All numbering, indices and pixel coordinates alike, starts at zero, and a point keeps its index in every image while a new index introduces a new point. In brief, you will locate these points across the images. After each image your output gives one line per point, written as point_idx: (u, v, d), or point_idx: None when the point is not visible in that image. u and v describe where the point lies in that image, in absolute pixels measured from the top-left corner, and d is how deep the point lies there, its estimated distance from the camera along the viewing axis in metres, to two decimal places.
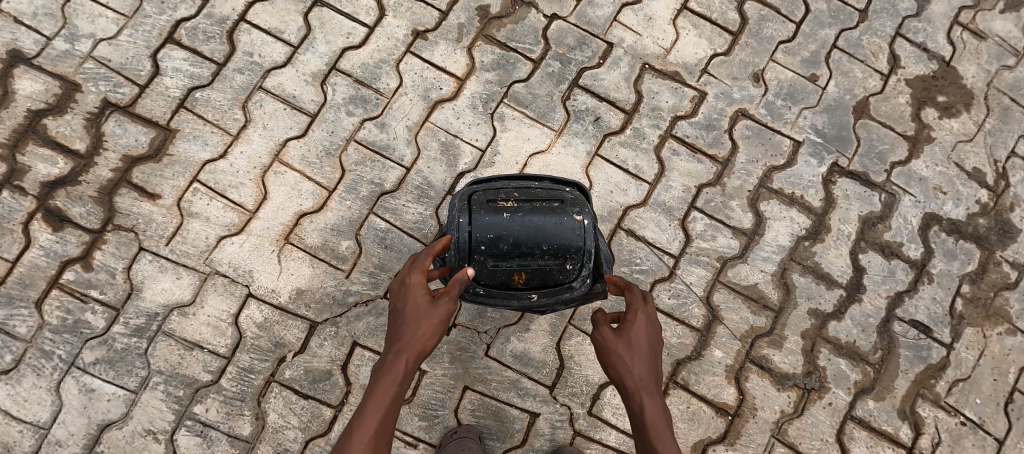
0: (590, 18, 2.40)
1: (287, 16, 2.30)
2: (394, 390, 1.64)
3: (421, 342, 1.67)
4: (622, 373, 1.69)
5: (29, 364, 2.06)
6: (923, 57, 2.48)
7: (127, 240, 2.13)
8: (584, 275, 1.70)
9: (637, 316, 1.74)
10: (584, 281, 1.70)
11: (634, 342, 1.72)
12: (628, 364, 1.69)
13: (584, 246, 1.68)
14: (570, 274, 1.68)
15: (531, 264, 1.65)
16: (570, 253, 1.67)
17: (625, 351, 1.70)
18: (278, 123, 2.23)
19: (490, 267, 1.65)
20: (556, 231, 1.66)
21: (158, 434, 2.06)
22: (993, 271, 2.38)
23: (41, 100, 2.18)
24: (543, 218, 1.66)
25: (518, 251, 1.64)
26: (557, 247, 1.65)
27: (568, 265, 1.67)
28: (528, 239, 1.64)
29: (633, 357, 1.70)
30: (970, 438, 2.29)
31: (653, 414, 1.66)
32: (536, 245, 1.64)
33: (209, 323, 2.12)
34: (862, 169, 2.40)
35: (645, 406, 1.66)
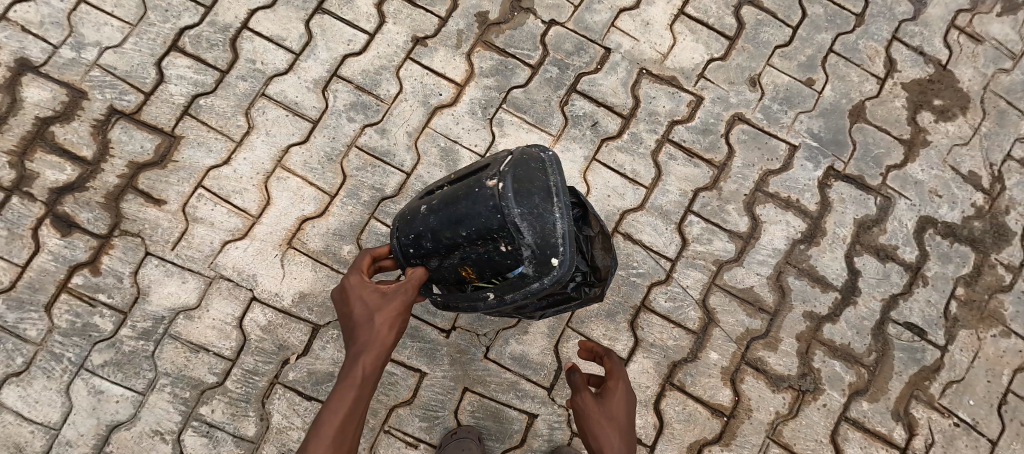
0: (588, 24, 2.43)
1: (289, 23, 2.34)
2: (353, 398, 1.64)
3: (378, 342, 1.66)
4: (602, 444, 1.73)
5: (40, 366, 2.11)
6: (919, 61, 2.50)
7: (133, 245, 2.18)
8: (525, 251, 1.52)
9: (616, 390, 1.83)
10: (528, 256, 1.53)
11: (614, 414, 1.79)
12: (607, 430, 1.75)
13: (505, 219, 1.53)
14: (510, 254, 1.54)
15: (467, 257, 1.60)
16: (499, 234, 1.54)
17: (605, 423, 1.76)
18: (280, 129, 2.26)
19: (437, 269, 1.67)
20: (473, 211, 1.56)
21: (165, 434, 2.11)
22: (988, 274, 2.40)
23: (48, 107, 2.22)
24: (455, 203, 1.59)
25: (446, 246, 1.62)
26: (478, 228, 1.55)
27: (504, 246, 1.54)
28: (443, 227, 1.61)
29: (615, 428, 1.76)
30: (963, 439, 2.32)
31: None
32: (455, 232, 1.58)
33: (214, 326, 2.16)
34: (858, 172, 2.42)
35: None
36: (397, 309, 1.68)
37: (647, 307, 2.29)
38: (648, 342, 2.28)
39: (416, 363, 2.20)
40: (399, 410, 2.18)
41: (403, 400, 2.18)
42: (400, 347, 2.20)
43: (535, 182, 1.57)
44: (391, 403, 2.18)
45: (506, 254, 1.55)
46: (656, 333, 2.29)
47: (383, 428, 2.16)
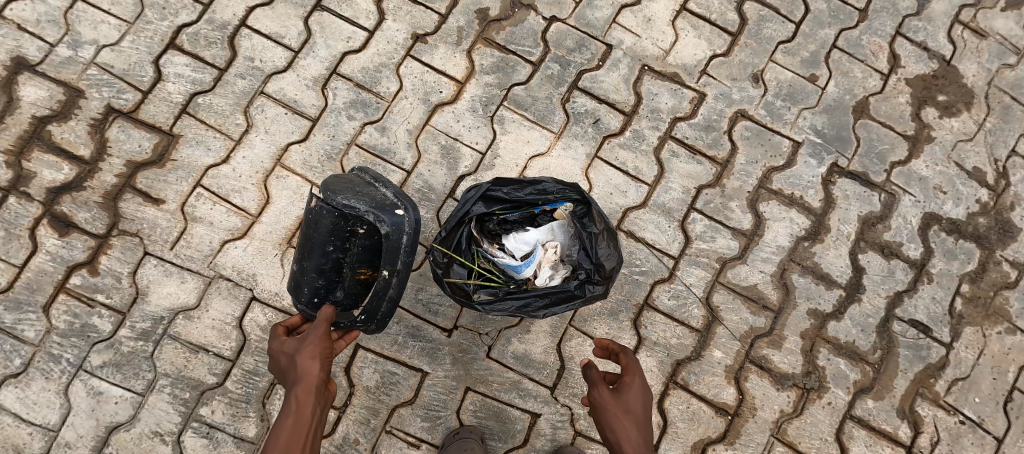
0: (589, 20, 2.41)
1: (287, 20, 2.32)
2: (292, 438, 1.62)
3: (305, 381, 1.68)
4: (620, 438, 1.73)
5: (38, 367, 2.09)
6: (923, 57, 2.48)
7: (132, 245, 2.16)
8: (369, 218, 1.74)
9: (633, 383, 1.81)
10: (377, 216, 1.75)
11: (632, 407, 1.77)
12: (624, 424, 1.74)
13: (339, 210, 1.75)
14: (368, 231, 1.77)
15: (349, 261, 1.79)
16: (353, 222, 1.76)
17: (622, 417, 1.75)
18: (280, 128, 2.24)
19: (344, 297, 1.83)
20: (315, 234, 1.78)
21: (165, 435, 2.09)
22: (994, 270, 2.39)
23: (45, 106, 2.20)
24: (309, 236, 1.80)
25: (336, 271, 1.80)
26: (336, 235, 1.76)
27: (359, 228, 1.77)
28: (318, 253, 1.78)
29: (633, 423, 1.75)
30: (969, 437, 2.30)
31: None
32: (326, 251, 1.77)
33: (214, 326, 2.14)
34: (862, 169, 2.40)
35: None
36: (315, 343, 1.73)
37: (650, 305, 2.27)
38: (651, 340, 2.26)
39: (418, 362, 2.18)
40: (401, 410, 2.16)
41: (405, 400, 2.16)
42: (402, 346, 2.18)
43: (349, 181, 1.86)
44: (393, 403, 2.16)
45: (367, 233, 1.77)
46: (660, 331, 2.27)
47: (385, 429, 2.15)
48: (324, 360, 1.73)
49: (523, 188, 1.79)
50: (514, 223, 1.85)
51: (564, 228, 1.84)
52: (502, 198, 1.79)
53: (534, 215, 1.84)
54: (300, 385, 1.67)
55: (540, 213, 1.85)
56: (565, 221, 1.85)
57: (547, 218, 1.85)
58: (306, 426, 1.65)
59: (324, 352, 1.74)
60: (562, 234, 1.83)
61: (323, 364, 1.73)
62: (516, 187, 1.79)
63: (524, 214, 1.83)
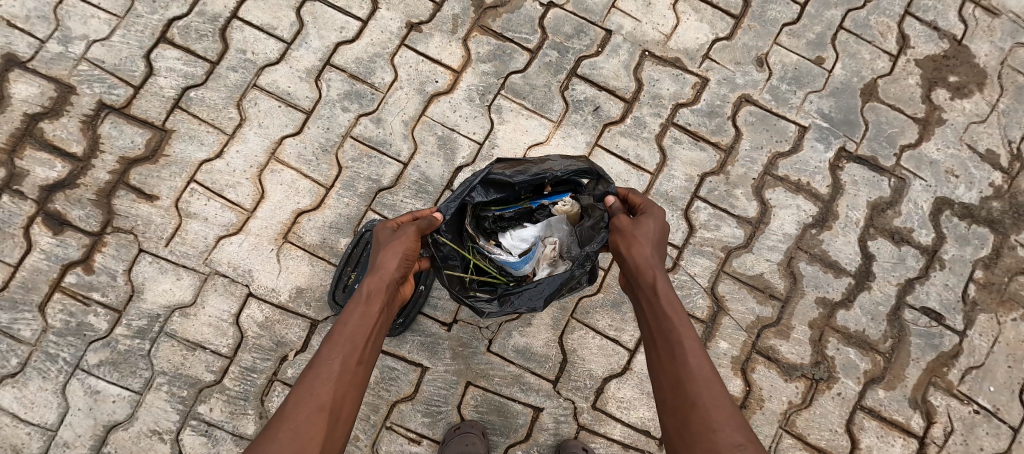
0: (588, 5, 2.35)
1: (279, 11, 2.27)
2: (348, 344, 1.55)
3: (379, 277, 1.62)
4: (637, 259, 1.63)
5: (34, 366, 2.07)
6: (933, 37, 2.40)
7: (126, 242, 2.13)
8: None
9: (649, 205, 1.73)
10: None
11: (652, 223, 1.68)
12: (641, 239, 1.65)
13: None
14: None
15: None
16: None
17: (640, 233, 1.65)
18: (273, 121, 2.21)
19: None
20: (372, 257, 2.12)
21: (163, 434, 2.06)
22: (1008, 255, 2.32)
23: (36, 104, 2.18)
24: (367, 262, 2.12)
25: None
26: None
27: None
28: None
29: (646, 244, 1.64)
30: (983, 427, 2.25)
31: (665, 294, 1.61)
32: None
33: (210, 323, 2.11)
34: (871, 154, 2.34)
35: (660, 292, 1.62)
36: (402, 242, 1.64)
37: None
38: None
39: (418, 357, 2.14)
40: (401, 406, 2.12)
41: (405, 396, 2.12)
42: (401, 341, 2.14)
43: None
44: (393, 399, 2.12)
45: None
46: None
47: (385, 425, 2.11)
48: (404, 262, 1.65)
49: (527, 172, 1.70)
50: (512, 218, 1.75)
51: (563, 223, 1.71)
52: (503, 184, 1.69)
53: (532, 209, 1.74)
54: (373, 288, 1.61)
55: (539, 208, 1.74)
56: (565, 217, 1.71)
57: (546, 213, 1.74)
58: (362, 336, 1.57)
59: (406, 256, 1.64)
60: (561, 231, 1.71)
61: (402, 262, 1.64)
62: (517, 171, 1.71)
63: (521, 209, 1.74)
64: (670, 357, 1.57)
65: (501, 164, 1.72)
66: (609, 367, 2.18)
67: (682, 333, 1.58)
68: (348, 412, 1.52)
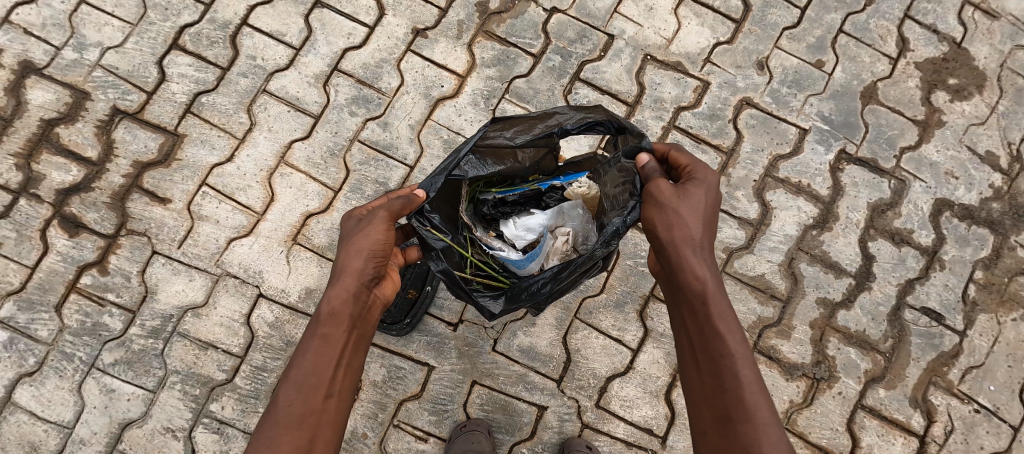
0: (590, 10, 2.39)
1: (288, 18, 2.32)
2: (318, 365, 1.46)
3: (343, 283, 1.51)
4: (687, 262, 1.51)
5: (51, 365, 2.12)
6: (933, 40, 2.43)
7: (140, 244, 2.18)
8: None
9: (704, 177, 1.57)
10: None
11: (703, 208, 1.53)
12: (690, 228, 1.51)
13: None
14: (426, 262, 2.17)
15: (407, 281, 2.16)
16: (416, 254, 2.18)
17: (689, 225, 1.51)
18: (283, 125, 2.26)
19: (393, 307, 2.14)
20: None
21: (176, 431, 2.11)
22: (1008, 256, 2.35)
23: (52, 109, 2.23)
24: None
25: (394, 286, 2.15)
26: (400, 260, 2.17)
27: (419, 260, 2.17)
28: None
29: (698, 248, 1.52)
30: (983, 426, 2.27)
31: (717, 307, 1.50)
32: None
33: (222, 324, 2.16)
34: (871, 156, 2.37)
35: (712, 304, 1.50)
36: (363, 240, 1.53)
37: (657, 296, 2.25)
38: (658, 332, 2.24)
39: (424, 357, 2.18)
40: (408, 404, 2.16)
41: (412, 394, 2.17)
42: (408, 341, 2.18)
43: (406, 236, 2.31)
44: (400, 398, 2.16)
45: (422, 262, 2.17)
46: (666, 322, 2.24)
47: (393, 423, 2.15)
48: (371, 261, 1.53)
49: (531, 129, 1.61)
50: (519, 204, 1.73)
51: (575, 209, 1.66)
52: (503, 145, 1.61)
53: (541, 192, 1.73)
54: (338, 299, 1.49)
55: (549, 190, 1.73)
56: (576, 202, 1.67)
57: (556, 197, 1.72)
58: (335, 353, 1.48)
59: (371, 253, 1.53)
60: (573, 219, 1.66)
61: (367, 262, 1.52)
62: (517, 130, 1.61)
63: (528, 192, 1.73)
64: (721, 378, 1.47)
65: (496, 125, 1.60)
66: (612, 366, 2.22)
67: (736, 358, 1.47)
68: (329, 435, 1.46)
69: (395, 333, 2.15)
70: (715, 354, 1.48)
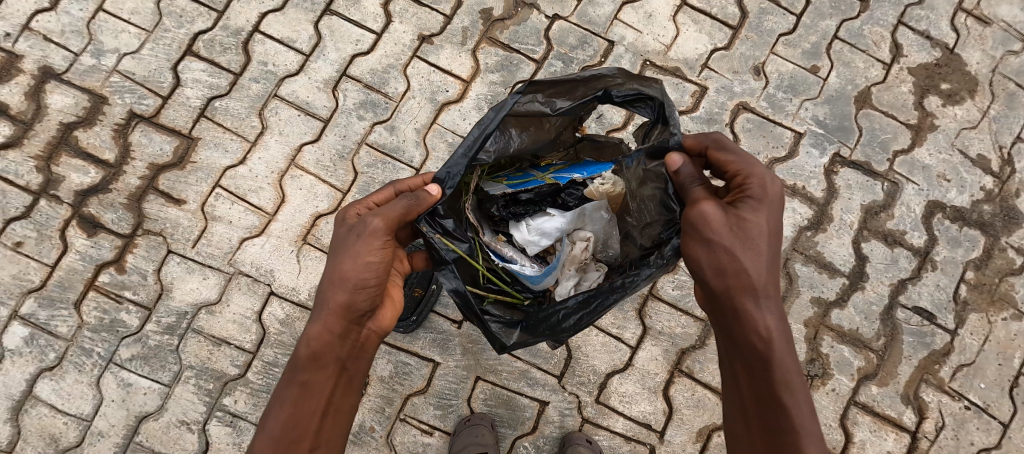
0: (591, 17, 2.46)
1: (298, 25, 2.40)
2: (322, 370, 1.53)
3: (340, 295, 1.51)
4: (750, 315, 1.46)
5: (71, 360, 2.20)
6: (926, 46, 2.49)
7: (156, 244, 2.26)
8: None
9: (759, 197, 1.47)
10: None
11: (764, 241, 1.45)
12: (752, 281, 1.45)
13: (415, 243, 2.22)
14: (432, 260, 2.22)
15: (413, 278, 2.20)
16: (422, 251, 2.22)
17: (753, 276, 1.44)
18: (293, 129, 2.33)
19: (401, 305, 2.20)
20: None
21: (191, 424, 2.19)
22: (999, 257, 2.41)
23: (71, 113, 2.31)
24: None
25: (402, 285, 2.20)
26: None
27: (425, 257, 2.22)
28: None
29: (763, 301, 1.46)
30: (973, 422, 2.33)
31: (780, 363, 1.47)
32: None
33: (235, 320, 2.24)
34: (865, 159, 2.43)
35: (775, 362, 1.47)
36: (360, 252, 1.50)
37: (655, 295, 2.31)
38: (656, 330, 2.30)
39: (430, 353, 2.25)
40: (414, 399, 2.23)
41: (418, 390, 2.24)
42: (414, 338, 2.25)
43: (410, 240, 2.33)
44: (407, 392, 2.23)
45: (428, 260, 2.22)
46: (664, 321, 2.31)
47: (399, 417, 2.23)
48: (367, 273, 1.51)
49: (574, 97, 1.52)
50: (533, 204, 1.63)
51: (597, 211, 1.62)
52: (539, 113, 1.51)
53: (559, 188, 1.63)
54: (321, 322, 1.50)
55: (567, 186, 1.63)
56: (597, 203, 1.61)
57: (575, 194, 1.64)
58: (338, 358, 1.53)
59: (369, 265, 1.51)
60: (593, 223, 1.63)
61: (364, 276, 1.51)
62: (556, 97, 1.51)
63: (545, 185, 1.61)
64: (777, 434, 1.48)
65: (535, 86, 1.48)
66: (612, 363, 2.29)
67: (795, 416, 1.47)
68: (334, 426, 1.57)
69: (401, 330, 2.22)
70: (771, 409, 1.49)
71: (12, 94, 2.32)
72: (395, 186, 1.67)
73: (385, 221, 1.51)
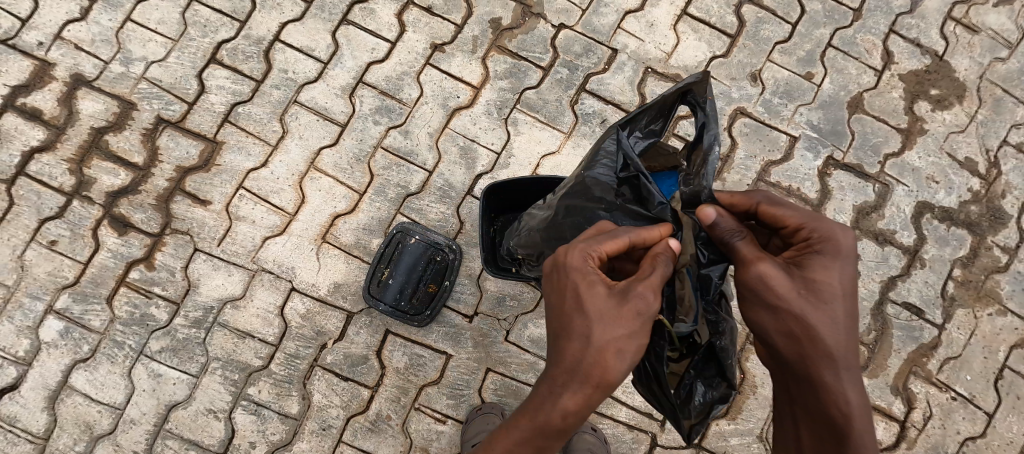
0: (595, 26, 2.57)
1: (317, 35, 2.52)
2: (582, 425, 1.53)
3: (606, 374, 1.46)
4: (832, 385, 1.57)
5: (104, 352, 2.33)
6: (916, 53, 2.61)
7: (183, 242, 2.38)
8: (446, 247, 2.38)
9: (830, 254, 1.55)
10: (455, 248, 2.38)
11: (839, 303, 1.54)
12: (835, 354, 1.55)
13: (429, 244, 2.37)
14: (445, 259, 2.37)
15: (428, 276, 2.36)
16: (435, 251, 2.37)
17: (835, 348, 1.55)
18: (312, 133, 2.46)
19: (415, 301, 2.34)
20: (403, 256, 2.36)
21: (217, 412, 2.32)
22: (985, 255, 2.52)
23: (102, 118, 2.44)
24: (400, 259, 2.36)
25: (416, 282, 2.35)
26: (421, 257, 2.36)
27: (438, 257, 2.37)
28: (404, 270, 2.35)
29: (844, 373, 1.57)
30: (960, 412, 2.45)
31: (859, 433, 1.58)
32: (412, 270, 2.35)
33: (258, 314, 2.36)
34: (857, 162, 2.54)
35: (855, 432, 1.58)
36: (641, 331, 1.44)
37: None
38: None
39: (443, 346, 2.37)
40: (428, 389, 2.36)
41: (431, 380, 2.36)
42: (427, 331, 2.38)
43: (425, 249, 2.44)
44: (421, 383, 2.36)
45: (441, 258, 2.37)
46: None
47: (414, 406, 2.35)
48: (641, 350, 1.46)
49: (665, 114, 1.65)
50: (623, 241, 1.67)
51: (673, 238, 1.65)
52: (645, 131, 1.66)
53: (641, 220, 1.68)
54: (575, 393, 1.48)
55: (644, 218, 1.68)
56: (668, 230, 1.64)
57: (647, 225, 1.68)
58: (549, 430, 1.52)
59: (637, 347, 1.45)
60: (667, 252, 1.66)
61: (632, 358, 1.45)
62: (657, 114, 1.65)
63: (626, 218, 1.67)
64: None
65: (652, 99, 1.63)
66: None
67: None
68: None
69: (416, 325, 2.35)
70: None
71: (46, 101, 2.44)
72: (630, 237, 1.50)
73: (657, 293, 1.44)
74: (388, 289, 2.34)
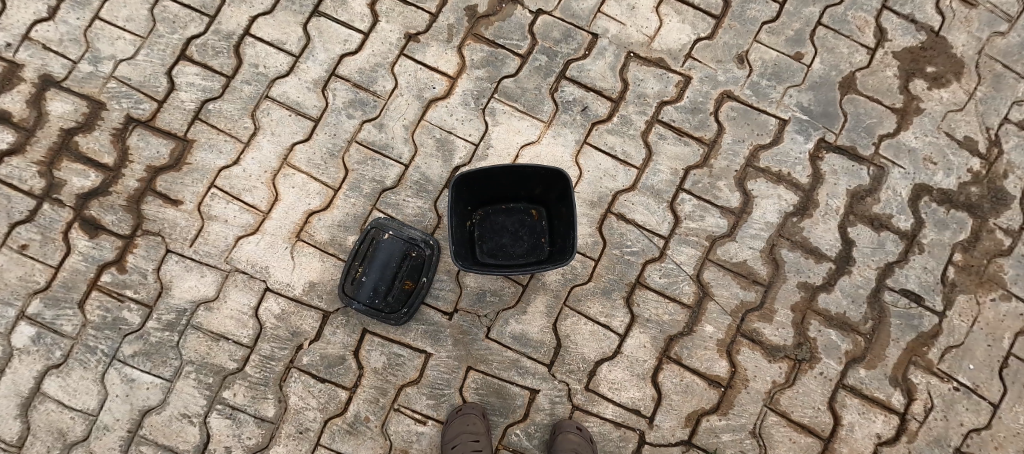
0: (575, 11, 2.49)
1: (288, 28, 2.45)
2: None
3: None
4: None
5: (76, 358, 2.28)
6: (910, 29, 2.50)
7: (155, 244, 2.33)
8: (422, 242, 2.28)
9: None
10: (432, 244, 2.29)
11: None
12: None
13: (405, 239, 2.26)
14: (422, 255, 2.28)
15: (405, 273, 2.26)
16: (412, 247, 2.27)
17: None
18: (285, 129, 2.39)
19: (391, 299, 2.25)
20: (377, 253, 2.24)
21: (192, 417, 2.27)
22: (987, 238, 2.41)
23: (71, 119, 2.38)
24: (375, 256, 2.24)
25: (392, 280, 2.24)
26: (396, 253, 2.24)
27: (414, 253, 2.27)
28: (379, 268, 2.24)
29: None
30: (963, 403, 2.34)
31: None
32: (386, 267, 2.24)
33: (233, 316, 2.30)
34: (850, 144, 2.44)
35: None
36: None
37: (642, 283, 2.35)
38: (644, 318, 2.34)
39: (422, 344, 2.31)
40: (407, 389, 2.29)
41: (411, 380, 2.29)
42: (406, 329, 2.31)
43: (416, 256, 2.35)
44: (400, 383, 2.29)
45: (418, 253, 2.28)
46: (653, 308, 2.35)
47: (393, 407, 2.28)
48: None
49: None
50: None
51: None
52: None
53: None
54: None
55: None
56: None
57: None
58: None
59: None
60: None
61: None
62: None
63: None
64: None
65: None
66: (601, 350, 2.33)
67: None
68: None
69: (392, 323, 2.27)
70: None
71: (15, 102, 2.39)
72: None
73: None
74: (362, 287, 2.23)
